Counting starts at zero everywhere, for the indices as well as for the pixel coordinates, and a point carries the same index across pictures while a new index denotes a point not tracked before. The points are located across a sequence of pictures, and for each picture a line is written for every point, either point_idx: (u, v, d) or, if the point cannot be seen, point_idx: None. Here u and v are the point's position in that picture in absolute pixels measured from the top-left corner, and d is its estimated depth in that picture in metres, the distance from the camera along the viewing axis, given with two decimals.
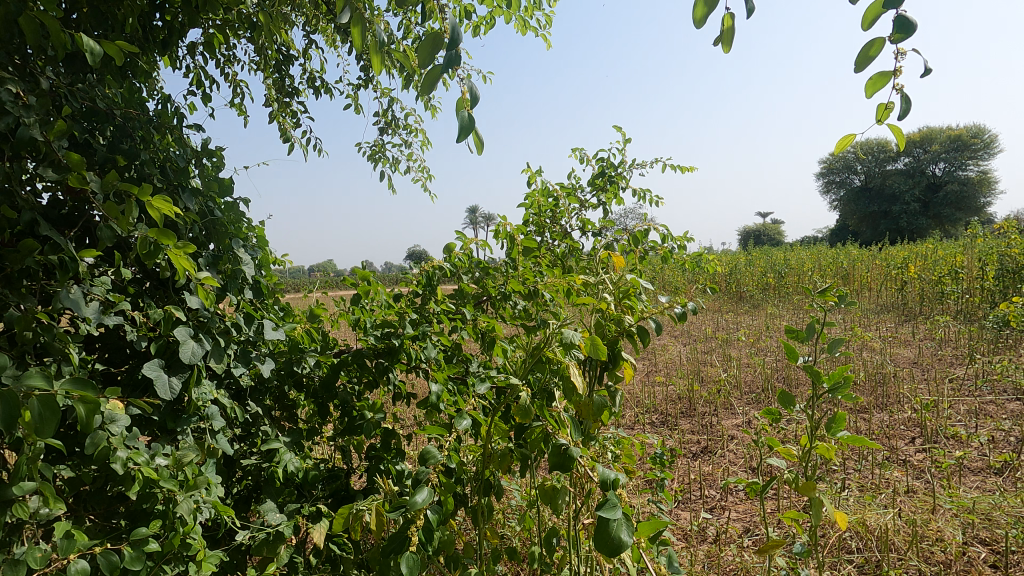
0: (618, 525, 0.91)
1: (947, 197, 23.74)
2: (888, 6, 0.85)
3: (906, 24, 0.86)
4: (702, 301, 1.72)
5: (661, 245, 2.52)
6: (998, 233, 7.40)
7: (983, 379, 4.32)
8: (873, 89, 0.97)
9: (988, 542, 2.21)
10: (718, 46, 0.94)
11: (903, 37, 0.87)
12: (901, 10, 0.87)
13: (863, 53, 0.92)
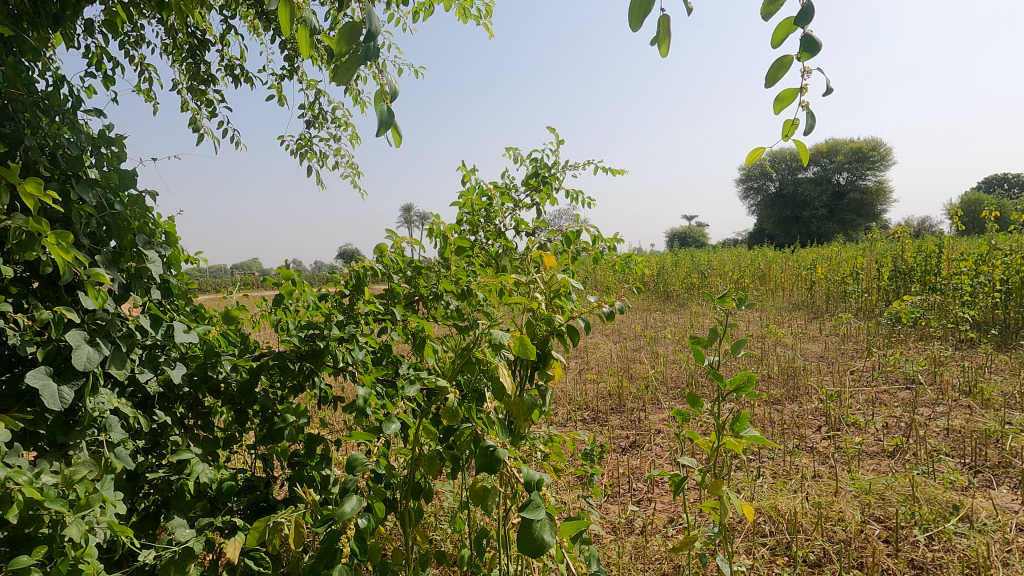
0: (540, 525, 0.92)
1: (850, 204, 25.86)
2: (799, 23, 0.90)
3: (811, 45, 0.92)
4: (629, 300, 1.75)
5: (593, 245, 2.58)
6: (893, 237, 8.16)
7: (879, 370, 4.74)
8: (782, 107, 1.02)
9: (881, 519, 2.43)
10: (657, 51, 0.92)
11: (810, 56, 0.92)
12: (809, 30, 0.93)
13: (773, 69, 0.98)
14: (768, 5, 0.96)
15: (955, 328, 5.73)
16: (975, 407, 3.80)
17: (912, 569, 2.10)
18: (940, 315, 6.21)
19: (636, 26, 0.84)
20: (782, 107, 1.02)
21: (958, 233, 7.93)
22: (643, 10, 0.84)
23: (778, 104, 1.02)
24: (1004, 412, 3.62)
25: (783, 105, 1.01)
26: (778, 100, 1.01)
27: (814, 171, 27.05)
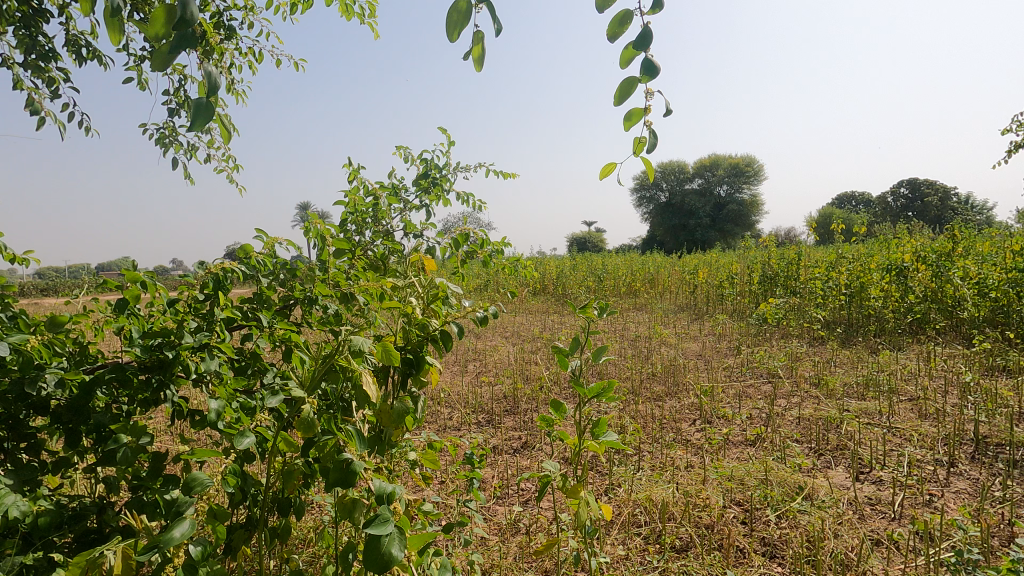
0: (388, 541, 0.90)
1: (729, 215, 28.32)
2: (638, 47, 1.03)
3: (651, 67, 1.04)
4: (505, 306, 1.74)
5: (482, 249, 2.60)
6: (762, 246, 9.05)
7: (747, 366, 5.23)
8: (631, 124, 1.15)
9: (740, 502, 2.67)
10: (471, 64, 1.01)
11: (648, 79, 1.04)
12: (648, 56, 1.05)
13: (620, 89, 1.09)
14: (611, 28, 1.06)
15: (808, 327, 6.45)
16: (821, 398, 4.30)
17: (762, 545, 2.33)
18: (797, 316, 6.97)
19: (452, 39, 0.91)
20: (631, 125, 1.14)
21: (813, 243, 8.94)
22: (459, 24, 0.91)
23: (627, 122, 1.14)
24: (843, 401, 4.13)
25: (632, 123, 1.14)
26: (627, 120, 1.13)
27: (699, 183, 29.30)
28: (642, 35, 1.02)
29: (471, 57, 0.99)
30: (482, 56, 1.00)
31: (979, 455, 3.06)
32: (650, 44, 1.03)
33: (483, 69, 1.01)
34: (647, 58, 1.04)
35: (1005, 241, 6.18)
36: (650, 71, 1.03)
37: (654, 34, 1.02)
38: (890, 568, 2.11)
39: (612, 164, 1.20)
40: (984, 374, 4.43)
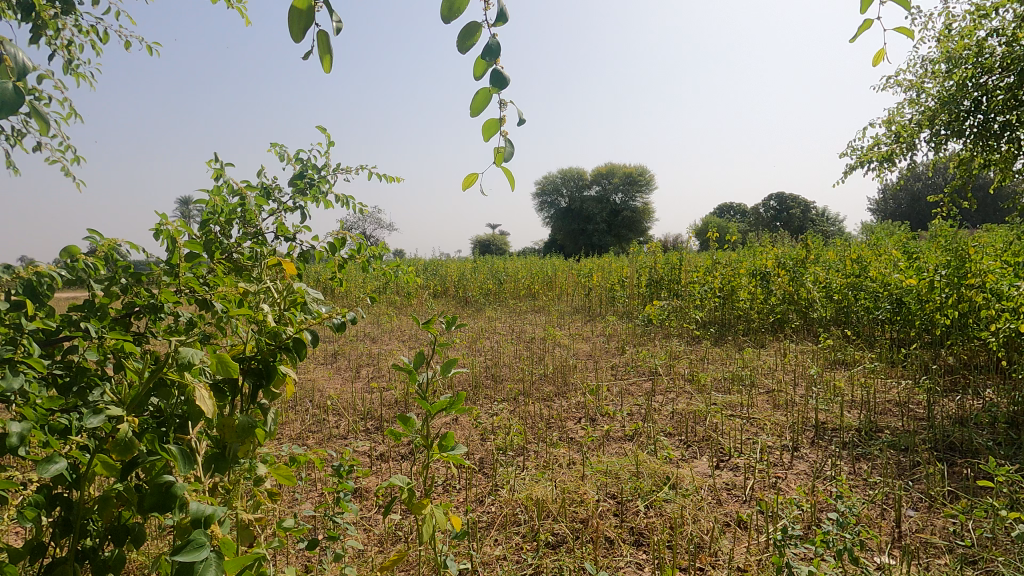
0: (205, 566, 0.89)
1: (624, 222, 29.85)
2: (488, 57, 1.02)
3: (501, 78, 1.05)
4: (365, 310, 1.74)
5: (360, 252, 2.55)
6: (649, 252, 9.63)
7: (631, 365, 5.53)
8: (490, 135, 1.08)
9: (613, 495, 2.81)
10: (321, 67, 0.89)
11: (502, 87, 1.05)
12: (499, 68, 1.06)
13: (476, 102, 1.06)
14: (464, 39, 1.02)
15: (686, 327, 6.95)
16: (694, 393, 4.65)
17: (630, 535, 2.48)
18: (678, 317, 7.49)
19: (296, 36, 0.83)
20: (491, 135, 1.08)
21: (694, 249, 9.65)
22: (302, 24, 0.84)
23: (486, 131, 1.06)
24: (712, 395, 4.49)
25: (491, 133, 1.08)
26: (485, 129, 1.06)
27: (596, 190, 30.62)
28: (489, 45, 1.03)
29: (318, 56, 0.88)
30: (332, 58, 0.89)
31: (817, 439, 3.47)
32: (497, 55, 1.04)
33: (332, 72, 0.90)
34: (496, 69, 1.05)
35: (846, 249, 7.04)
36: (500, 81, 1.04)
37: (501, 45, 1.03)
38: (737, 547, 2.33)
39: (475, 175, 1.11)
40: (827, 368, 5.02)
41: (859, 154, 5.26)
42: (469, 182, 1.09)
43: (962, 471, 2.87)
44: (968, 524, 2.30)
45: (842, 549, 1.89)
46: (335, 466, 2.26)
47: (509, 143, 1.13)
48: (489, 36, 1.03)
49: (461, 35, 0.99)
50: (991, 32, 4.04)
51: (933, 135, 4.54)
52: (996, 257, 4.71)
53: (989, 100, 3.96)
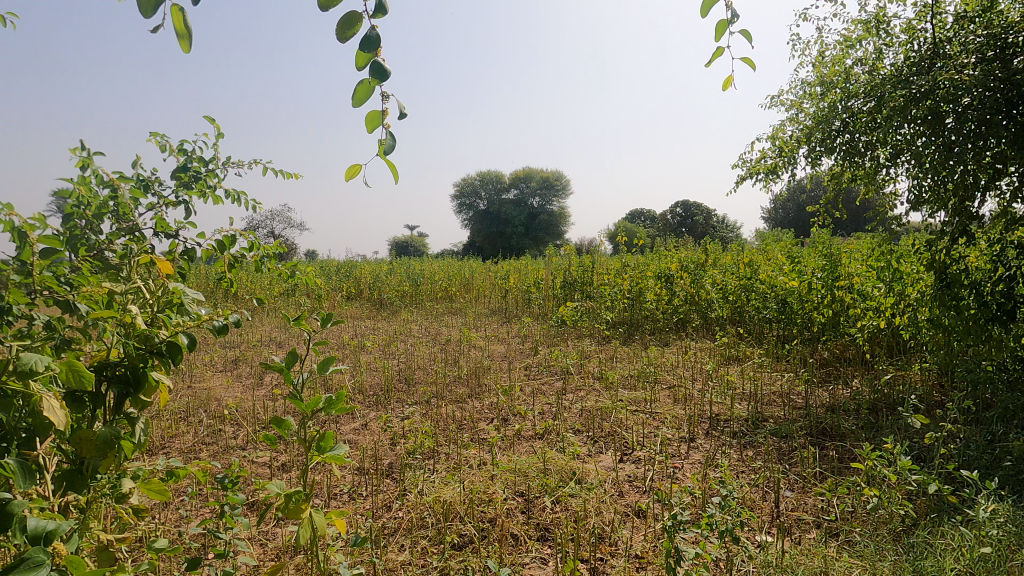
0: None
1: (541, 225, 30.42)
2: (366, 48, 1.01)
3: (381, 71, 1.04)
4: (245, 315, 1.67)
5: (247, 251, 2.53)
6: (563, 255, 9.86)
7: (545, 365, 5.63)
8: (373, 127, 1.08)
9: (520, 493, 2.86)
10: (180, 45, 0.85)
11: (382, 80, 1.03)
12: (380, 60, 1.05)
13: (356, 91, 1.04)
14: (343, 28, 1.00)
15: (597, 327, 7.18)
16: (602, 390, 4.81)
17: (536, 531, 2.53)
18: (590, 318, 7.73)
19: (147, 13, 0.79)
20: (373, 127, 1.08)
21: (605, 252, 10.00)
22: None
23: (370, 123, 1.08)
24: (619, 392, 4.67)
25: (373, 125, 1.08)
26: (367, 121, 1.07)
27: (514, 193, 30.99)
28: (368, 38, 1.02)
29: (176, 33, 0.83)
30: (192, 38, 0.86)
31: (711, 430, 3.71)
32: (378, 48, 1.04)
33: (193, 52, 0.86)
34: (376, 62, 1.04)
35: (740, 254, 7.60)
36: (380, 74, 1.03)
37: (381, 39, 1.03)
38: (635, 535, 2.45)
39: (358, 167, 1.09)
40: (722, 363, 5.39)
41: (749, 166, 5.71)
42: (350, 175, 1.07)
43: (831, 453, 3.20)
44: (833, 501, 2.57)
45: (724, 530, 2.05)
46: (217, 476, 2.15)
47: (391, 137, 1.13)
48: (367, 27, 1.02)
49: (340, 24, 0.98)
50: (856, 61, 4.53)
51: (810, 151, 5.02)
52: (862, 261, 5.28)
53: (854, 122, 4.44)
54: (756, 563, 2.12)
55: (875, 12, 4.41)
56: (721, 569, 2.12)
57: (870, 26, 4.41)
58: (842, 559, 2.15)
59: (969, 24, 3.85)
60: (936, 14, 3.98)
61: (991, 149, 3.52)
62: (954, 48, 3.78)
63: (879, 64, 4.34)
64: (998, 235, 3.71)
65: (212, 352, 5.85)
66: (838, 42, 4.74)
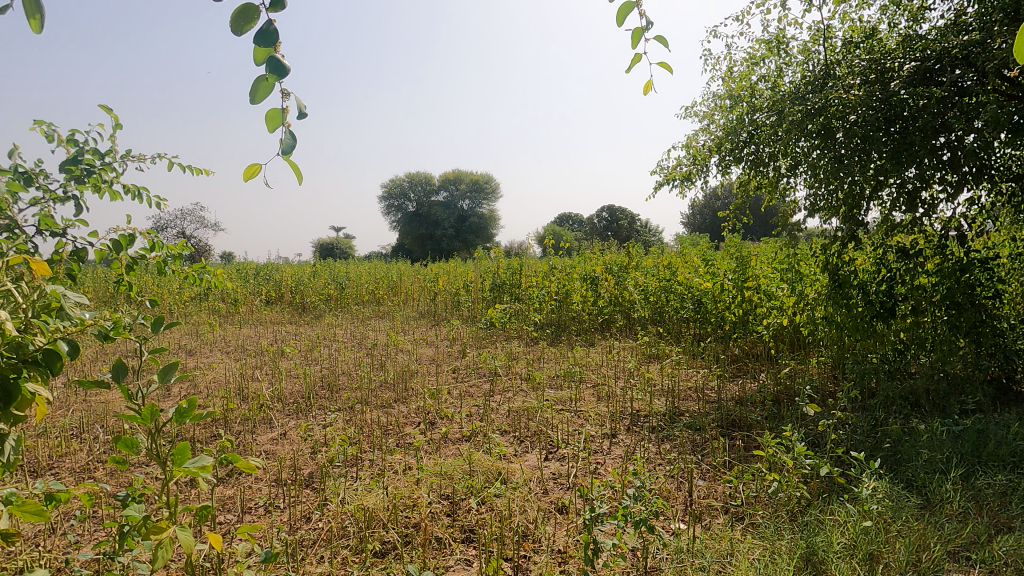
0: None
1: (471, 227, 30.34)
2: (264, 42, 1.00)
3: (280, 67, 1.02)
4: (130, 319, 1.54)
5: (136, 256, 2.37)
6: (493, 258, 9.87)
7: (473, 368, 5.60)
8: (273, 126, 1.08)
9: (446, 495, 2.84)
10: (30, 25, 0.84)
11: (279, 77, 1.02)
12: (281, 57, 1.03)
13: (254, 88, 1.04)
14: (237, 20, 1.02)
15: (526, 329, 7.24)
16: (529, 391, 4.87)
17: (460, 533, 2.53)
18: (519, 320, 7.78)
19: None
20: (272, 125, 1.08)
21: (534, 254, 10.11)
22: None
23: (270, 122, 1.07)
24: (546, 392, 4.74)
25: (273, 124, 1.08)
26: (265, 119, 1.06)
27: (443, 195, 30.71)
28: (265, 31, 1.01)
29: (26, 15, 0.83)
30: (43, 21, 0.84)
31: (632, 425, 3.86)
32: (277, 43, 1.03)
33: (45, 33, 0.85)
34: (275, 57, 1.02)
35: (661, 256, 7.93)
36: (278, 69, 1.02)
37: (279, 33, 1.01)
38: (558, 531, 2.51)
39: (255, 167, 1.07)
40: (643, 362, 5.60)
41: (666, 173, 5.99)
42: (249, 172, 1.06)
43: (739, 443, 3.42)
44: (739, 487, 2.75)
45: (640, 519, 2.14)
46: (115, 496, 2.01)
47: (291, 136, 1.11)
48: (265, 21, 1.01)
49: (235, 15, 1.01)
50: (761, 77, 4.87)
51: (722, 160, 5.35)
52: (768, 264, 5.67)
53: (758, 134, 4.78)
54: (669, 550, 2.24)
55: (776, 33, 4.77)
56: (637, 558, 2.22)
57: (772, 45, 4.77)
58: (746, 540, 2.31)
59: (856, 49, 4.25)
60: (828, 37, 4.35)
61: (874, 163, 3.89)
62: (843, 70, 4.15)
63: (780, 81, 4.69)
64: (881, 241, 4.12)
65: (111, 362, 5.37)
66: (745, 59, 5.07)
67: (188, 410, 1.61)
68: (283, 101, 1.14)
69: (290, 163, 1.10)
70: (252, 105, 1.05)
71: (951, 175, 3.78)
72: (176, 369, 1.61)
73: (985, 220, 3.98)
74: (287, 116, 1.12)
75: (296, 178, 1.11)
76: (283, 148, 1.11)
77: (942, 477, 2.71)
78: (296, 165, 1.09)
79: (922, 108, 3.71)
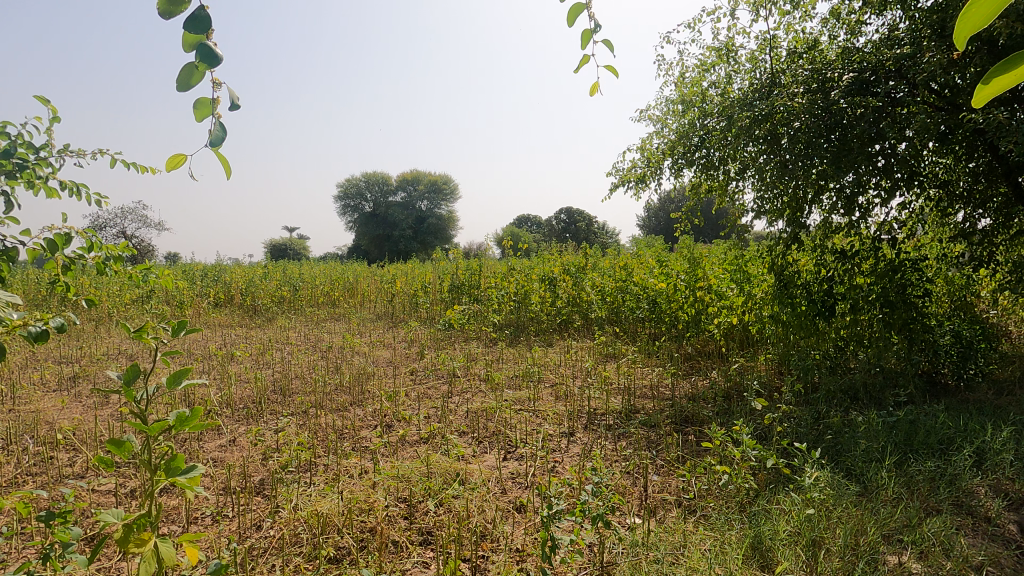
0: None
1: (430, 228, 30.01)
2: (195, 29, 0.96)
3: (210, 55, 0.98)
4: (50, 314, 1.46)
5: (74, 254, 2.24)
6: (452, 258, 9.77)
7: (432, 369, 5.52)
8: (201, 115, 1.05)
9: (403, 498, 2.80)
10: None
11: (208, 66, 0.98)
12: (212, 45, 1.00)
13: (182, 76, 1.00)
14: (166, 4, 0.99)
15: (484, 330, 7.22)
16: (488, 391, 4.84)
17: (418, 536, 2.50)
18: (477, 320, 7.74)
19: None
20: (200, 115, 1.05)
21: (492, 255, 10.08)
22: None
23: (198, 112, 1.04)
24: (504, 392, 4.73)
25: (201, 114, 1.05)
26: (193, 107, 1.03)
27: (402, 195, 30.30)
28: (196, 18, 0.97)
29: None
30: None
31: (589, 424, 3.91)
32: (209, 30, 1.00)
33: None
34: (205, 44, 0.98)
35: (617, 257, 8.06)
36: (208, 58, 0.98)
37: (211, 19, 0.98)
38: (516, 530, 2.52)
39: (180, 157, 1.03)
40: (600, 361, 5.69)
41: (621, 174, 6.09)
42: (173, 162, 1.02)
43: (691, 438, 3.52)
44: (691, 480, 2.83)
45: (596, 515, 2.18)
46: (38, 513, 1.85)
47: (222, 128, 1.08)
48: (196, 7, 0.98)
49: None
50: (711, 83, 5.01)
51: (674, 163, 5.47)
52: (719, 264, 5.85)
53: (709, 138, 4.97)
54: (625, 544, 2.28)
55: (725, 41, 4.94)
56: (594, 553, 2.25)
57: (722, 53, 4.93)
58: (698, 532, 2.37)
59: (799, 59, 4.41)
60: (773, 47, 4.53)
61: (816, 168, 4.07)
62: (787, 78, 4.32)
63: (729, 87, 4.85)
64: (821, 242, 4.32)
65: (43, 369, 5.03)
66: (696, 66, 5.22)
67: (190, 417, 1.45)
68: (212, 90, 1.11)
69: (219, 155, 1.06)
70: (179, 92, 1.01)
71: (884, 181, 4.01)
72: (187, 375, 1.49)
73: (914, 223, 4.25)
74: (217, 105, 1.09)
75: (226, 172, 1.08)
76: (212, 140, 1.08)
77: (878, 465, 2.87)
78: (225, 158, 1.06)
79: (859, 116, 3.91)
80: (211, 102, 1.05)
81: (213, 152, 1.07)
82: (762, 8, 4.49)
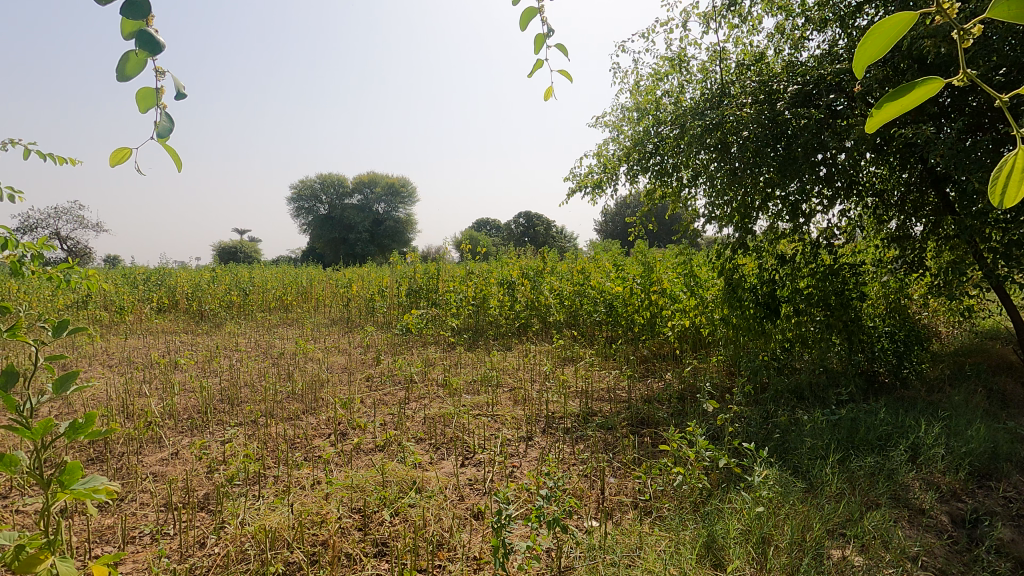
0: None
1: (388, 231, 29.49)
2: (132, 15, 0.90)
3: (152, 43, 0.92)
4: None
5: None
6: (410, 262, 9.59)
7: (389, 374, 5.39)
8: (144, 105, 0.99)
9: (357, 509, 2.73)
10: None
11: (149, 53, 0.92)
12: (154, 33, 0.94)
13: (122, 66, 0.94)
14: None
15: (442, 335, 7.13)
16: (445, 398, 4.76)
17: (373, 547, 2.43)
18: (435, 325, 7.61)
19: None
20: (144, 105, 0.98)
21: (451, 259, 9.96)
22: None
23: (141, 102, 0.98)
24: (462, 398, 4.67)
25: (145, 105, 0.99)
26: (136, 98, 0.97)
27: (359, 197, 29.73)
28: (134, 2, 0.91)
29: None
30: None
31: (548, 427, 3.91)
32: (149, 16, 0.94)
33: None
34: (146, 31, 0.92)
35: (575, 261, 8.10)
36: (150, 45, 0.92)
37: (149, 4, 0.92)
38: (473, 538, 2.49)
39: (124, 152, 0.96)
40: (559, 365, 5.71)
41: (578, 179, 6.14)
42: (119, 156, 0.95)
43: (647, 440, 3.59)
44: (647, 482, 2.86)
45: (552, 521, 2.17)
46: None
47: (169, 119, 1.02)
48: None
49: None
50: (665, 92, 5.11)
51: (629, 169, 5.56)
52: (673, 268, 5.97)
53: (663, 145, 5.08)
54: (582, 548, 2.29)
55: (678, 51, 5.05)
56: (551, 558, 2.26)
57: (675, 63, 5.05)
58: (653, 533, 2.41)
59: (747, 71, 4.57)
60: (723, 59, 4.68)
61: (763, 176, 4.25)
62: (736, 89, 4.47)
63: (681, 96, 4.98)
64: (769, 246, 4.48)
65: None
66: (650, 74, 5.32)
67: (83, 425, 1.31)
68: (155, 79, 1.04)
69: (168, 148, 1.00)
70: (120, 81, 0.95)
71: (826, 189, 4.20)
72: (76, 381, 1.39)
73: (853, 229, 4.46)
74: (162, 96, 1.03)
75: (174, 164, 1.01)
76: (158, 131, 1.01)
77: (822, 462, 2.99)
78: (173, 150, 1.00)
79: (802, 127, 4.08)
80: (155, 93, 0.99)
81: (161, 144, 1.00)
82: (713, 20, 4.62)
